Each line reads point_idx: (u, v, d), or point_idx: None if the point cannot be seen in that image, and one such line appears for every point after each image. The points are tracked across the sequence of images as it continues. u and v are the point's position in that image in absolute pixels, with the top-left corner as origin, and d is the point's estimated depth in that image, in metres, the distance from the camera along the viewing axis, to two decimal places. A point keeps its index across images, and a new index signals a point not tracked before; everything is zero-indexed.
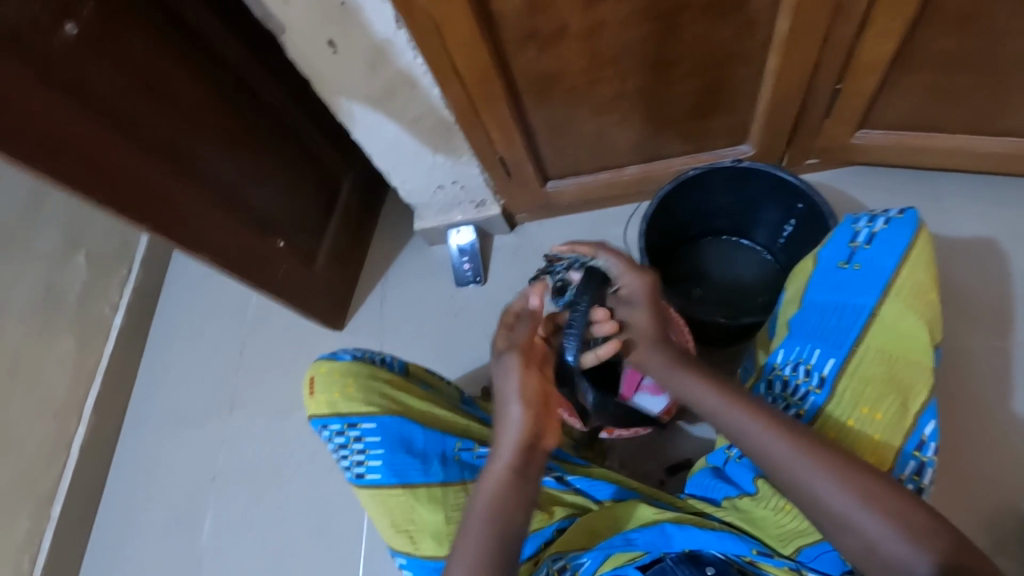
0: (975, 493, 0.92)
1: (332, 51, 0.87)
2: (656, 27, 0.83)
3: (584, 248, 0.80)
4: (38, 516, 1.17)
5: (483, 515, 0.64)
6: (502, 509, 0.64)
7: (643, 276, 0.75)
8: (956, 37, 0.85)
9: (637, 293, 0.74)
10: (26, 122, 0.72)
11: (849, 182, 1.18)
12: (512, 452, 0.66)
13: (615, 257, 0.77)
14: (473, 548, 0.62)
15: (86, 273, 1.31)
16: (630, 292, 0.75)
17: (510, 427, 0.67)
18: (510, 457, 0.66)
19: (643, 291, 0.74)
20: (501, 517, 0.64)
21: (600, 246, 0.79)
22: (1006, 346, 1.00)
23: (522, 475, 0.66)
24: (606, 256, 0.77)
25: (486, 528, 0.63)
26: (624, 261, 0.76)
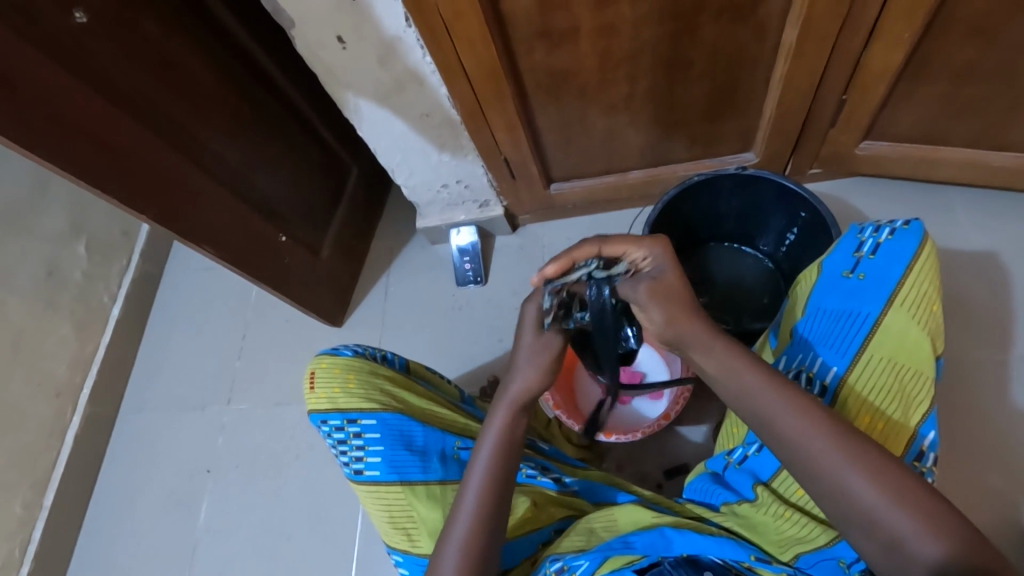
0: (973, 504, 0.92)
1: (343, 45, 0.87)
2: (667, 30, 0.83)
3: (583, 253, 0.68)
4: (31, 504, 1.16)
5: (481, 471, 0.70)
6: (500, 466, 0.70)
7: (655, 243, 0.69)
8: (962, 49, 0.86)
9: (660, 259, 0.69)
10: (34, 105, 0.72)
11: (852, 192, 1.18)
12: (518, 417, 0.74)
13: (624, 243, 0.68)
14: (472, 501, 0.68)
15: (87, 261, 1.31)
16: (653, 261, 0.69)
17: (512, 390, 0.74)
18: (506, 418, 0.73)
19: (665, 254, 0.69)
20: (499, 472, 0.70)
21: (600, 243, 0.68)
22: (1004, 359, 1.01)
23: (516, 434, 0.73)
24: (612, 246, 0.68)
25: (484, 483, 0.69)
26: (635, 245, 0.68)
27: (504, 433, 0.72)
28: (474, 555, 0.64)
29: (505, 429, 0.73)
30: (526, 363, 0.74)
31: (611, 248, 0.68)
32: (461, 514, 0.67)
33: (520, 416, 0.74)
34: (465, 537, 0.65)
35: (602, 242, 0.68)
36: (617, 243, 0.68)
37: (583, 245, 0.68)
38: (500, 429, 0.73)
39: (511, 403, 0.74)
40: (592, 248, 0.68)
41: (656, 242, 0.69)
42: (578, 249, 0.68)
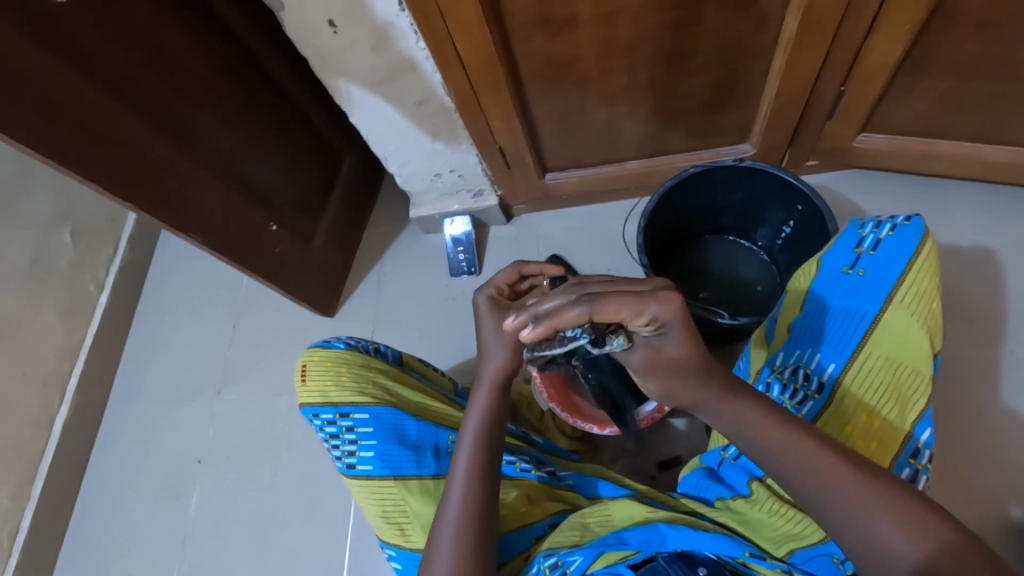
0: (963, 498, 0.94)
1: (335, 30, 0.84)
2: (667, 19, 0.82)
3: (567, 322, 0.56)
4: (19, 494, 1.14)
5: (467, 453, 0.69)
6: (486, 447, 0.70)
7: (664, 308, 0.55)
8: (964, 42, 0.85)
9: (667, 322, 0.57)
10: (14, 88, 0.69)
11: (848, 186, 1.18)
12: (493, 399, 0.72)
13: (623, 311, 0.55)
14: (462, 483, 0.68)
15: (73, 249, 1.28)
16: (658, 326, 0.57)
17: (488, 371, 0.72)
18: (486, 400, 0.72)
19: (674, 316, 0.56)
20: (484, 454, 0.69)
21: (592, 313, 0.55)
22: (996, 354, 1.02)
23: (497, 414, 0.73)
24: (605, 314, 0.55)
25: (472, 471, 0.68)
26: (634, 316, 0.55)
27: (486, 415, 0.72)
28: (469, 541, 0.64)
29: (486, 408, 0.72)
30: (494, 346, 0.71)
31: (604, 317, 0.55)
32: (452, 496, 0.67)
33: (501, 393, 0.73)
34: (456, 521, 0.65)
35: (593, 314, 0.55)
36: (613, 311, 0.55)
37: (566, 311, 0.56)
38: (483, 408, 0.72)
39: (489, 384, 0.72)
40: (578, 318, 0.55)
41: (664, 307, 0.56)
42: (561, 319, 0.56)
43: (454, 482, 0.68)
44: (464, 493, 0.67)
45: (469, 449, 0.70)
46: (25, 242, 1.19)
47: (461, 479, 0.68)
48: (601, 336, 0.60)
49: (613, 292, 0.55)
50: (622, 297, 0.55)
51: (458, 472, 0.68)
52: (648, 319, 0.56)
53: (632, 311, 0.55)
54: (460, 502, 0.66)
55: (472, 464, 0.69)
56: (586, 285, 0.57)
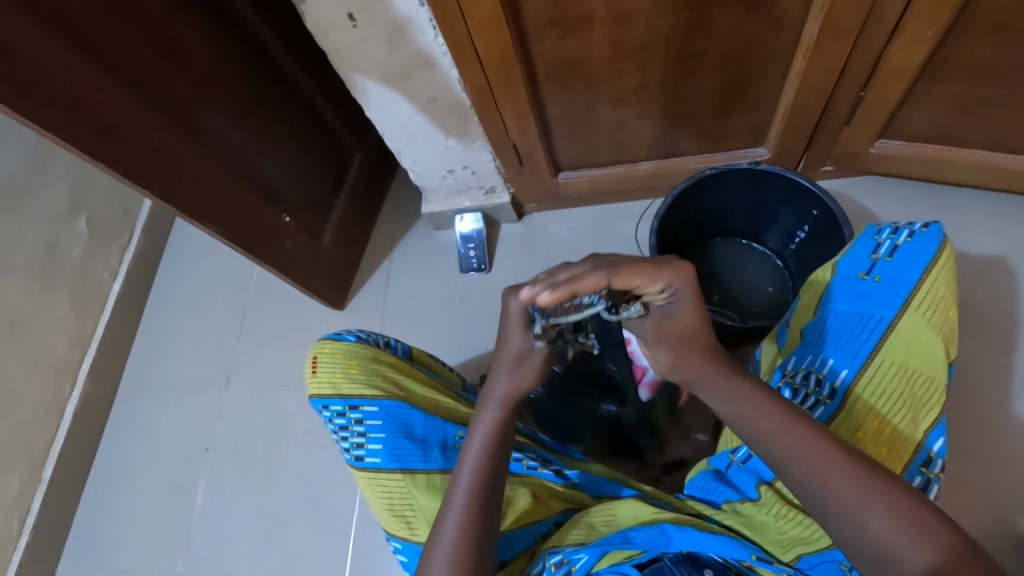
0: (973, 509, 0.92)
1: (352, 25, 0.85)
2: (683, 20, 0.81)
3: (587, 287, 0.56)
4: (30, 477, 1.16)
5: (470, 471, 0.68)
6: (490, 466, 0.68)
7: (677, 271, 0.59)
8: (985, 49, 0.84)
9: (676, 290, 0.60)
10: (34, 77, 0.70)
11: (863, 191, 1.17)
12: (498, 422, 0.70)
13: (637, 276, 0.57)
14: (463, 501, 0.66)
15: (87, 237, 1.29)
16: (670, 294, 0.60)
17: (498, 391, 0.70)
18: (493, 420, 0.70)
19: (684, 285, 0.60)
20: (488, 473, 0.68)
21: (611, 278, 0.56)
22: (1010, 365, 1.00)
23: (504, 436, 0.70)
24: (625, 277, 0.57)
25: (471, 495, 0.66)
26: (648, 281, 0.58)
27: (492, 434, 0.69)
28: (468, 554, 0.64)
29: (491, 427, 0.70)
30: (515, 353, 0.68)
31: (622, 280, 0.57)
32: (451, 513, 0.66)
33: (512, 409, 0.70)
34: (455, 535, 0.64)
35: (612, 278, 0.56)
36: (629, 276, 0.57)
37: (587, 276, 0.56)
38: (489, 427, 0.70)
39: (499, 403, 0.70)
40: (599, 282, 0.55)
41: (675, 274, 0.59)
42: (582, 283, 0.55)
43: (455, 499, 0.66)
44: (465, 510, 0.66)
45: (472, 468, 0.68)
46: (40, 230, 1.21)
47: (462, 498, 0.66)
48: (614, 303, 0.59)
49: (627, 259, 0.58)
50: (637, 264, 0.57)
51: (460, 489, 0.67)
52: (661, 284, 0.59)
53: (647, 277, 0.58)
54: (460, 517, 0.65)
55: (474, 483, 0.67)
56: (598, 257, 0.59)
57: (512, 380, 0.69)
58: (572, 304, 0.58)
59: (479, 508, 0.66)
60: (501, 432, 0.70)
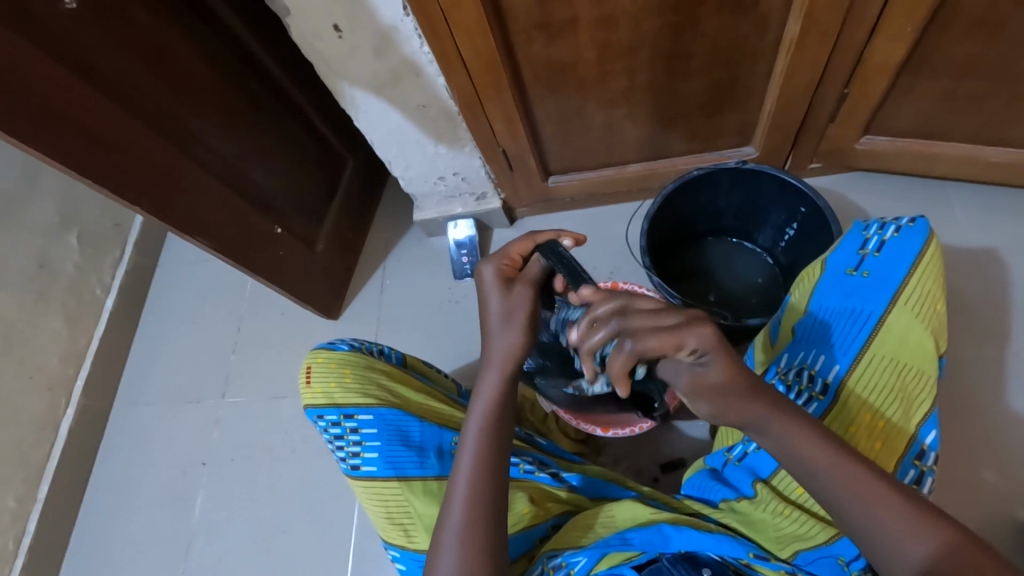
0: (970, 500, 0.93)
1: (338, 34, 0.85)
2: (667, 22, 0.82)
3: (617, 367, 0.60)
4: (26, 496, 1.15)
5: (468, 472, 0.66)
6: (488, 466, 0.66)
7: (701, 332, 0.57)
8: (965, 44, 0.85)
9: (706, 353, 0.58)
10: (22, 94, 0.71)
11: (851, 187, 1.18)
12: (497, 389, 0.70)
13: (662, 345, 0.57)
14: (464, 504, 0.64)
15: (79, 252, 1.29)
16: (698, 356, 0.58)
17: (497, 356, 0.70)
18: (495, 386, 0.70)
19: (710, 345, 0.58)
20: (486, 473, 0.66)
21: (636, 351, 0.58)
22: (1002, 355, 1.01)
23: (504, 403, 0.70)
24: (650, 351, 0.57)
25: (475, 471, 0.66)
26: (673, 349, 0.57)
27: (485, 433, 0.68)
28: (474, 558, 0.61)
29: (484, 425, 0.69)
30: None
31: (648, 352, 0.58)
32: (452, 516, 0.64)
33: (502, 405, 0.70)
34: (457, 539, 0.62)
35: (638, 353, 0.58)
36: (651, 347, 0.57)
37: (614, 359, 0.60)
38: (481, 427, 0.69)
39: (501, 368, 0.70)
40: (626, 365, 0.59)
41: (700, 338, 0.57)
42: (611, 366, 0.60)
43: (454, 501, 0.65)
44: (467, 511, 0.64)
45: (471, 469, 0.66)
46: (31, 246, 1.20)
47: (462, 500, 0.64)
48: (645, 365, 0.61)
49: (652, 329, 0.57)
50: (660, 337, 0.57)
51: (459, 492, 0.65)
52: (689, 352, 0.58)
53: (670, 343, 0.57)
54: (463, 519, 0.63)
55: (473, 483, 0.65)
56: (625, 323, 0.59)
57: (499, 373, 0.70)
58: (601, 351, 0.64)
59: (482, 509, 0.64)
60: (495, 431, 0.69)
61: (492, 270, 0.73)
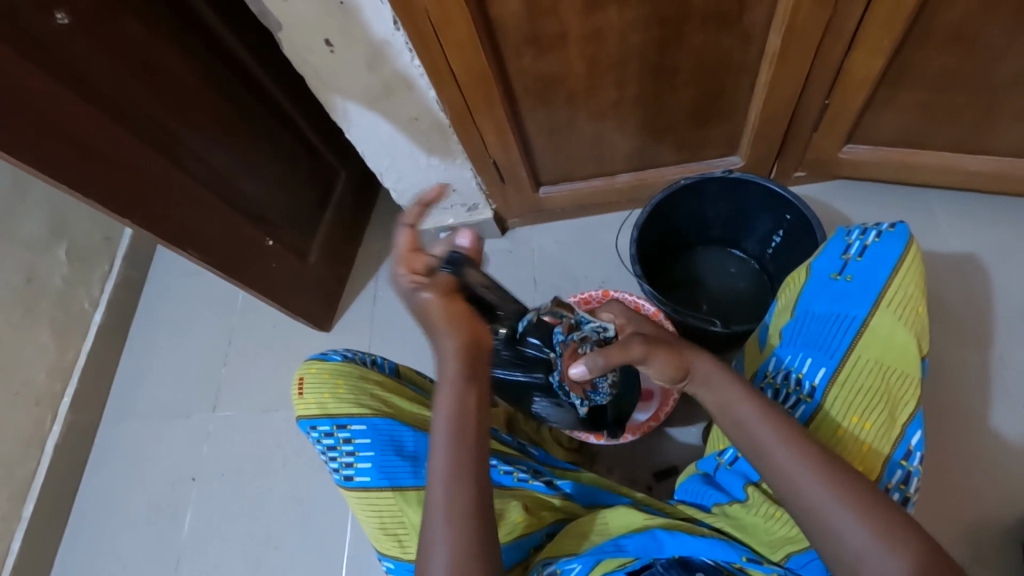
0: (961, 504, 0.94)
1: (331, 49, 0.87)
2: (654, 36, 0.84)
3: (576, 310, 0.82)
4: (10, 515, 1.13)
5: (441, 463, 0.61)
6: (458, 451, 0.61)
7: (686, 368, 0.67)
8: (943, 57, 0.88)
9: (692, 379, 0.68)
10: (13, 110, 0.71)
11: (835, 195, 1.20)
12: (447, 380, 0.63)
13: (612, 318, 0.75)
14: (444, 498, 0.60)
15: (67, 266, 1.28)
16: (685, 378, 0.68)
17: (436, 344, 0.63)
18: (447, 378, 0.63)
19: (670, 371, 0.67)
20: (458, 448, 0.62)
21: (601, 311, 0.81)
22: (986, 359, 1.03)
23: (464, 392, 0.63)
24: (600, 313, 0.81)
25: (447, 482, 0.60)
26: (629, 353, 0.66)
27: (453, 404, 0.62)
28: (468, 549, 0.58)
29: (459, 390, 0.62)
30: (438, 350, 0.63)
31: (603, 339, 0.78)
32: (437, 515, 0.60)
33: (469, 368, 0.63)
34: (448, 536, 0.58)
35: None
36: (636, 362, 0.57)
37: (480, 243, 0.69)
38: (447, 407, 0.62)
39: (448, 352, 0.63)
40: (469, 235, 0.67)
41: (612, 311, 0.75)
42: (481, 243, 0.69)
43: (436, 498, 0.60)
44: (446, 481, 0.60)
45: (442, 443, 0.62)
46: (20, 260, 1.20)
47: (442, 472, 0.61)
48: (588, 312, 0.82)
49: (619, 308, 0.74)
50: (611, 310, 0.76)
51: (436, 507, 0.60)
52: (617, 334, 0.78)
53: (628, 351, 0.67)
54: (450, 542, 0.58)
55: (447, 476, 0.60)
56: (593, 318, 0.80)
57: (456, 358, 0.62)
58: (581, 341, 0.78)
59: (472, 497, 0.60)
60: (463, 402, 0.63)
61: (448, 277, 0.63)
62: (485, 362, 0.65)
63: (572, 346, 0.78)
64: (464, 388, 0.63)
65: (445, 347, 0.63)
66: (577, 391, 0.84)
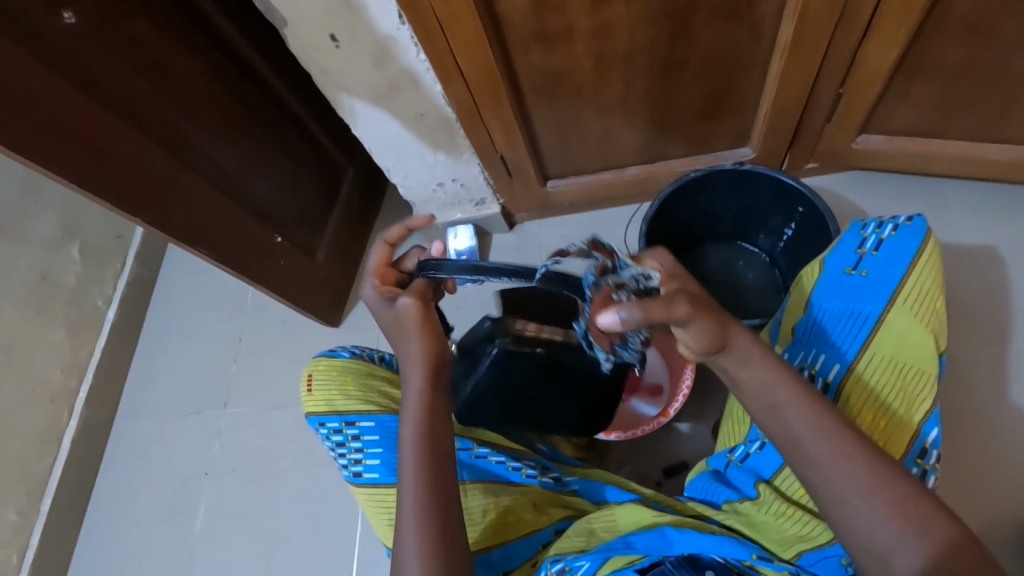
0: (978, 503, 0.92)
1: (336, 45, 0.86)
2: (662, 29, 0.83)
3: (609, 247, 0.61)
4: (28, 510, 1.15)
5: (410, 465, 0.63)
6: (427, 453, 0.64)
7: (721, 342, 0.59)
8: (962, 46, 0.85)
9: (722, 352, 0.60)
10: (22, 113, 0.71)
11: (849, 188, 1.18)
12: (415, 386, 0.67)
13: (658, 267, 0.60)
14: (414, 498, 0.62)
15: (81, 265, 1.29)
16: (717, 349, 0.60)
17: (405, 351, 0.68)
18: (415, 385, 0.67)
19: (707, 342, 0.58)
20: (426, 449, 0.64)
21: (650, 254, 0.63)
22: (1004, 354, 1.01)
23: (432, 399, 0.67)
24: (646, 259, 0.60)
25: (416, 482, 0.62)
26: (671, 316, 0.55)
27: (422, 409, 0.66)
28: (437, 547, 0.59)
29: (423, 400, 0.66)
30: (406, 359, 0.68)
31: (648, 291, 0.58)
32: (407, 514, 0.61)
33: (433, 385, 0.67)
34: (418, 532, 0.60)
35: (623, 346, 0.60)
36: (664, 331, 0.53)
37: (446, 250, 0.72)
38: (416, 412, 0.66)
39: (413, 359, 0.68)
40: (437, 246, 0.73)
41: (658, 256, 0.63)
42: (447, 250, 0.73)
43: (406, 498, 0.62)
44: (416, 481, 0.63)
45: (411, 445, 0.65)
46: (34, 260, 1.21)
47: (412, 477, 0.63)
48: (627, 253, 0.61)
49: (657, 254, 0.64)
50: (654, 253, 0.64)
51: (407, 507, 0.61)
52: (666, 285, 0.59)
53: (672, 309, 0.55)
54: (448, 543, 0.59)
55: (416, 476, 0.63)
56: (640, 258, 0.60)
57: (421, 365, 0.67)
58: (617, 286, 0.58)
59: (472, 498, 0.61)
60: (432, 407, 0.66)
61: (421, 282, 0.68)
62: (446, 377, 0.69)
63: (604, 291, 0.58)
64: (429, 400, 0.67)
65: (412, 355, 0.68)
66: (602, 344, 0.61)
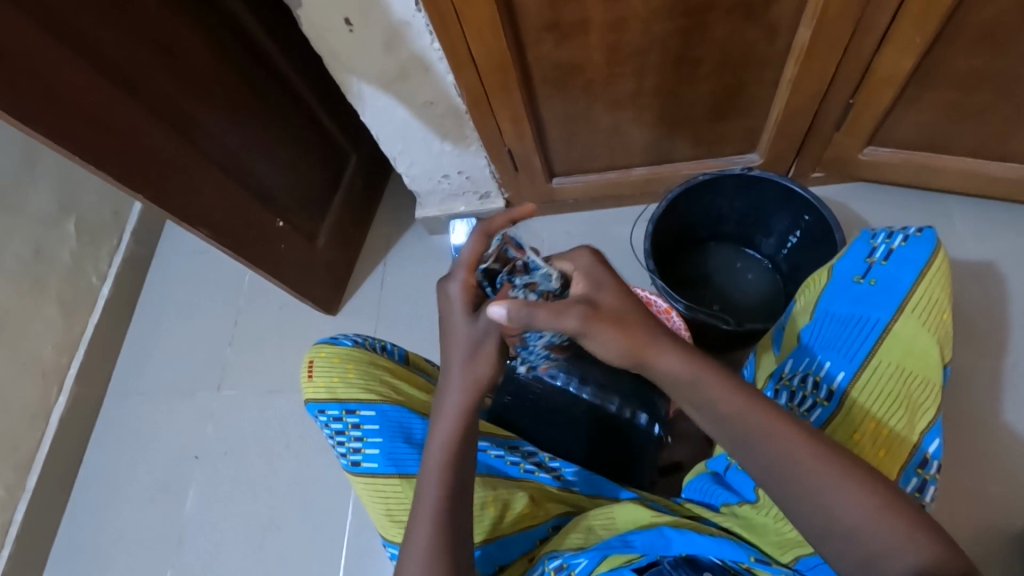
0: (969, 512, 0.94)
1: (349, 28, 0.85)
2: (678, 27, 0.83)
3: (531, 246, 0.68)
4: (14, 486, 1.13)
5: (434, 489, 0.64)
6: (452, 476, 0.64)
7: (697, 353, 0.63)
8: (972, 58, 0.86)
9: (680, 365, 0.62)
10: (27, 79, 0.70)
11: (853, 197, 1.19)
12: (454, 408, 0.65)
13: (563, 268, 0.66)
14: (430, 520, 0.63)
15: (75, 241, 1.27)
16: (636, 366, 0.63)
17: (455, 374, 0.65)
18: (455, 406, 0.66)
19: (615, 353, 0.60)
20: (452, 475, 0.64)
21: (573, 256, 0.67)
22: (998, 367, 1.02)
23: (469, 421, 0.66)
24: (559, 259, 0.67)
25: (438, 504, 0.63)
26: (559, 325, 0.60)
27: (455, 432, 0.65)
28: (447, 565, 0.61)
29: (463, 406, 0.65)
30: (450, 380, 0.66)
31: (552, 291, 0.65)
32: (421, 532, 0.62)
33: (475, 403, 0.66)
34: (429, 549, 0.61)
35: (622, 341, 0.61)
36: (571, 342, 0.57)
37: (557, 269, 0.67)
38: (448, 433, 0.65)
39: (462, 386, 0.65)
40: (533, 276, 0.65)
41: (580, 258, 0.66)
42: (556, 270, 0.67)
43: (423, 521, 0.63)
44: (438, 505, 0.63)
45: (437, 472, 0.64)
46: (29, 232, 1.19)
47: (432, 502, 0.63)
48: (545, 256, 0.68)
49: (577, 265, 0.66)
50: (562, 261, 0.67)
51: (423, 529, 0.63)
52: (572, 284, 0.64)
53: (563, 319, 0.60)
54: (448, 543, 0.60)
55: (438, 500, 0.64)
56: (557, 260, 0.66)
57: (472, 390, 0.65)
58: (522, 285, 0.64)
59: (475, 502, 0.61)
60: (466, 428, 0.66)
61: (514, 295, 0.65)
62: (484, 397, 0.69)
63: (507, 289, 0.64)
64: (466, 421, 0.66)
65: (458, 378, 0.65)
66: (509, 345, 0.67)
